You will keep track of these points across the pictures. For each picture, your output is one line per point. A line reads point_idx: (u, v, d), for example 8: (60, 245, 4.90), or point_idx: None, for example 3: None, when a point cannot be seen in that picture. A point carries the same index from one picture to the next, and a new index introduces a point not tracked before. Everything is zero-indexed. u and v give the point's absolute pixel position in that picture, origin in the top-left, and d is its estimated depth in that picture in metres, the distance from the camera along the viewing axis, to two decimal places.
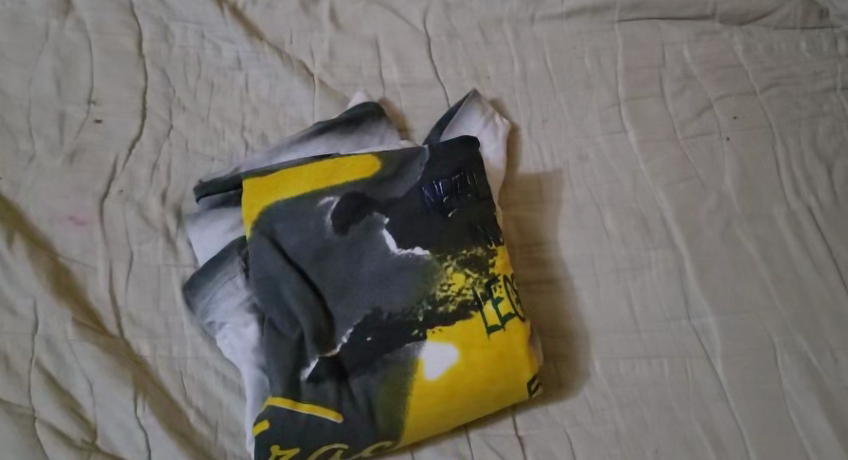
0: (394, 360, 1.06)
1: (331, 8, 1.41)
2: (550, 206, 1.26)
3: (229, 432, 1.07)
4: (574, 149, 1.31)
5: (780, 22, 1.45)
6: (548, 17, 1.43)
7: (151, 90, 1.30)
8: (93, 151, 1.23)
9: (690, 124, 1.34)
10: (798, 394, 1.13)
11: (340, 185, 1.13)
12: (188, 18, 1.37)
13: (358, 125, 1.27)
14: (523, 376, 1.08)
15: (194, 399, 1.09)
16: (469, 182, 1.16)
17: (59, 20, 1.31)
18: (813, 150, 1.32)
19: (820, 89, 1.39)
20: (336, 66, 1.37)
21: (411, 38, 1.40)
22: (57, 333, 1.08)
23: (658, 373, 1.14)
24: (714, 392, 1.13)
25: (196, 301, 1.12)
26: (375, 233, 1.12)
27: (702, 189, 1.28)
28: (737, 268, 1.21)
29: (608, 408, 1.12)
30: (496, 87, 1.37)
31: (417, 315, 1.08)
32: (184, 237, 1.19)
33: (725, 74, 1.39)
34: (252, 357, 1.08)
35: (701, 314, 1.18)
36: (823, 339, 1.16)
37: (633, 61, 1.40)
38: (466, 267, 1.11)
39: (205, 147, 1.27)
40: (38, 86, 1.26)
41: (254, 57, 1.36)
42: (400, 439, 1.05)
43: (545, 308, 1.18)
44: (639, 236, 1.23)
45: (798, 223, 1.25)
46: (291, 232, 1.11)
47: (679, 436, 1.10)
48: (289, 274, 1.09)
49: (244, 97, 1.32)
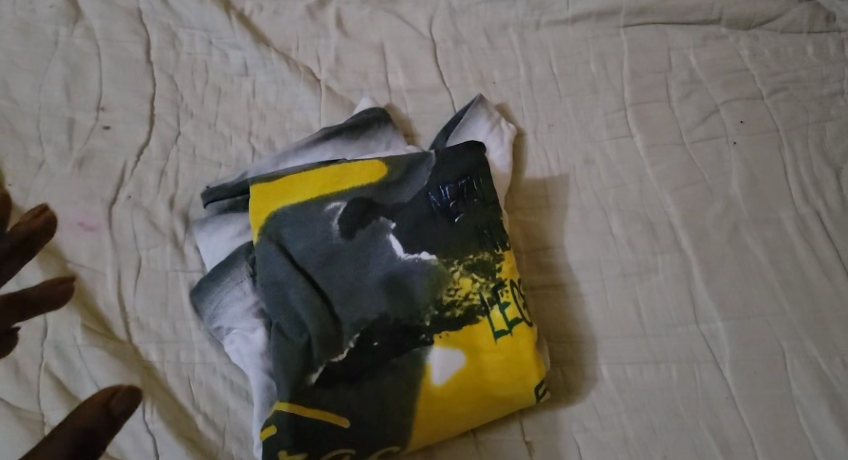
0: (402, 366, 1.06)
1: (337, 15, 1.43)
2: (556, 211, 1.26)
3: (236, 437, 1.07)
4: (580, 154, 1.31)
5: (787, 26, 1.46)
6: (554, 22, 1.44)
7: (160, 96, 1.31)
8: (102, 157, 1.24)
9: (697, 129, 1.34)
10: (809, 399, 1.12)
11: (345, 190, 1.15)
12: (195, 24, 1.39)
13: (364, 130, 1.27)
14: (530, 380, 1.07)
15: (202, 405, 1.09)
16: (475, 187, 1.16)
17: (68, 27, 1.34)
18: (821, 155, 1.32)
19: (827, 93, 1.38)
20: (342, 71, 1.38)
21: (418, 45, 1.41)
22: (66, 338, 1.08)
23: (666, 379, 1.14)
24: (723, 397, 1.12)
25: (203, 307, 1.13)
26: (381, 237, 1.13)
27: (709, 192, 1.28)
28: (745, 272, 1.21)
29: (617, 413, 1.11)
30: (501, 92, 1.38)
31: (424, 320, 1.08)
32: (191, 242, 1.19)
33: (731, 78, 1.39)
34: (260, 362, 1.07)
35: (708, 320, 1.17)
36: (833, 343, 1.16)
37: (638, 65, 1.40)
38: (473, 272, 1.11)
39: (212, 153, 1.28)
40: (48, 93, 1.28)
41: (261, 63, 1.36)
42: (407, 444, 1.05)
43: (551, 313, 1.18)
44: (645, 241, 1.23)
45: (807, 227, 1.25)
46: (298, 237, 1.12)
47: (687, 441, 1.09)
48: (296, 280, 1.09)
49: (251, 103, 1.33)
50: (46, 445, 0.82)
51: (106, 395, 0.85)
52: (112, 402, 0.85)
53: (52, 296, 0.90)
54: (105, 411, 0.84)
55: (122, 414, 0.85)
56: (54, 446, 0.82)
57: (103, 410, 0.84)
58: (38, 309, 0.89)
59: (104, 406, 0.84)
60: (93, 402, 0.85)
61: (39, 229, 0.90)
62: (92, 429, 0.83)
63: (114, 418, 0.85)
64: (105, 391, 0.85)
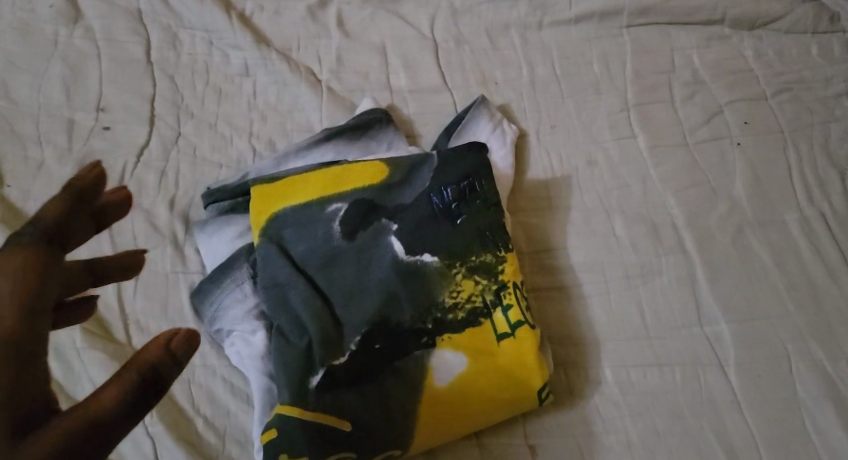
0: (404, 368, 1.05)
1: (338, 15, 1.42)
2: (559, 213, 1.25)
3: (236, 440, 1.06)
4: (583, 155, 1.31)
5: (791, 26, 1.45)
6: (556, 23, 1.43)
7: (160, 97, 1.30)
8: (101, 158, 1.23)
9: (700, 129, 1.33)
10: (815, 402, 1.11)
11: (347, 192, 1.14)
12: (195, 24, 1.38)
13: (366, 130, 1.26)
14: (533, 383, 1.07)
15: (202, 408, 1.08)
16: (477, 188, 1.15)
17: (68, 27, 1.34)
18: (826, 156, 1.31)
19: (833, 94, 1.37)
20: (343, 72, 1.37)
21: (419, 45, 1.40)
22: (65, 340, 1.08)
23: (670, 382, 1.13)
24: (728, 400, 1.11)
25: (203, 309, 1.12)
26: (383, 239, 1.12)
27: (712, 194, 1.27)
28: (750, 275, 1.20)
29: (620, 417, 1.10)
30: (503, 92, 1.37)
31: (426, 322, 1.07)
32: (191, 244, 1.19)
33: (735, 79, 1.38)
34: (261, 365, 1.06)
35: (713, 322, 1.17)
36: (839, 345, 1.15)
37: (641, 66, 1.39)
38: (476, 274, 1.10)
39: (213, 154, 1.27)
40: (48, 94, 1.28)
41: (262, 63, 1.36)
42: (409, 448, 1.04)
43: (553, 315, 1.18)
44: (649, 242, 1.22)
45: (812, 229, 1.24)
46: (300, 239, 1.12)
47: (690, 445, 1.09)
48: (297, 282, 1.08)
49: (252, 104, 1.32)
50: (107, 390, 0.77)
51: (165, 338, 0.79)
52: (173, 344, 0.79)
53: (126, 266, 0.91)
54: (169, 354, 0.78)
55: (185, 356, 0.79)
56: (119, 392, 0.76)
57: (164, 350, 0.78)
58: (106, 277, 0.90)
59: (167, 349, 0.78)
60: (153, 343, 0.79)
61: (121, 205, 0.88)
62: (158, 372, 0.78)
63: (178, 360, 0.79)
64: (164, 334, 0.79)
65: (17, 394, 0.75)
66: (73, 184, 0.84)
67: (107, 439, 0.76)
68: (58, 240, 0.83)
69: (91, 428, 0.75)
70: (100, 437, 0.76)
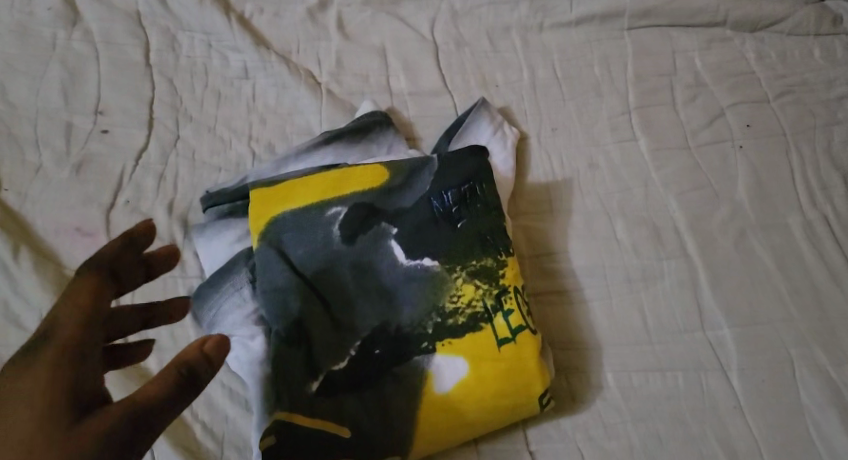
0: (404, 373, 1.05)
1: (338, 17, 1.42)
2: (560, 216, 1.24)
3: (235, 447, 1.05)
4: (584, 158, 1.30)
5: (793, 28, 1.44)
6: (557, 25, 1.42)
7: (158, 100, 1.30)
8: (100, 162, 1.23)
9: (702, 132, 1.32)
10: (819, 408, 1.10)
11: (347, 195, 1.13)
12: (195, 27, 1.37)
13: (366, 133, 1.25)
14: (535, 388, 1.06)
15: (200, 414, 1.07)
16: (478, 192, 1.14)
17: (67, 30, 1.33)
18: (828, 159, 1.30)
19: (835, 97, 1.36)
20: (343, 74, 1.36)
21: (419, 47, 1.40)
22: None
23: (672, 387, 1.12)
24: (731, 405, 1.10)
25: (202, 314, 1.11)
26: (384, 243, 1.11)
27: (714, 196, 1.26)
28: (752, 278, 1.19)
29: (623, 422, 1.10)
30: (504, 95, 1.36)
31: (426, 327, 1.07)
32: (190, 248, 1.18)
33: (737, 81, 1.37)
34: (258, 369, 1.02)
35: (715, 327, 1.16)
36: (842, 350, 1.14)
37: (643, 68, 1.39)
38: (476, 278, 1.09)
39: (212, 157, 1.26)
40: (46, 97, 1.27)
41: (261, 66, 1.35)
42: (409, 455, 1.03)
43: (555, 319, 1.17)
44: (650, 246, 1.21)
45: (815, 233, 1.23)
46: (299, 242, 1.11)
47: (693, 450, 1.08)
48: (297, 286, 1.07)
49: (251, 106, 1.31)
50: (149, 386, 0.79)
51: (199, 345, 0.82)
52: (208, 349, 0.82)
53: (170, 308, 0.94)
54: (203, 357, 0.81)
55: (218, 360, 0.82)
56: (155, 391, 0.79)
57: (200, 353, 0.81)
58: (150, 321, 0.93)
59: (202, 352, 0.81)
60: (190, 346, 0.82)
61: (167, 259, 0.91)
62: (195, 373, 0.81)
63: (212, 364, 0.82)
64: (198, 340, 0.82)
65: (77, 388, 0.79)
66: (128, 233, 0.87)
67: (146, 432, 0.78)
68: (112, 283, 0.85)
69: (131, 422, 0.78)
70: (140, 431, 0.78)
